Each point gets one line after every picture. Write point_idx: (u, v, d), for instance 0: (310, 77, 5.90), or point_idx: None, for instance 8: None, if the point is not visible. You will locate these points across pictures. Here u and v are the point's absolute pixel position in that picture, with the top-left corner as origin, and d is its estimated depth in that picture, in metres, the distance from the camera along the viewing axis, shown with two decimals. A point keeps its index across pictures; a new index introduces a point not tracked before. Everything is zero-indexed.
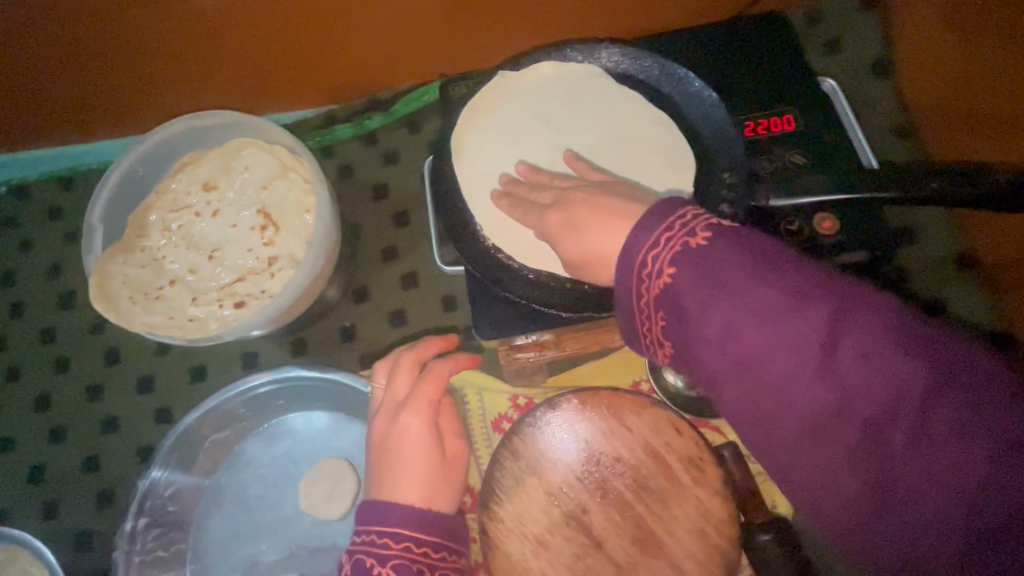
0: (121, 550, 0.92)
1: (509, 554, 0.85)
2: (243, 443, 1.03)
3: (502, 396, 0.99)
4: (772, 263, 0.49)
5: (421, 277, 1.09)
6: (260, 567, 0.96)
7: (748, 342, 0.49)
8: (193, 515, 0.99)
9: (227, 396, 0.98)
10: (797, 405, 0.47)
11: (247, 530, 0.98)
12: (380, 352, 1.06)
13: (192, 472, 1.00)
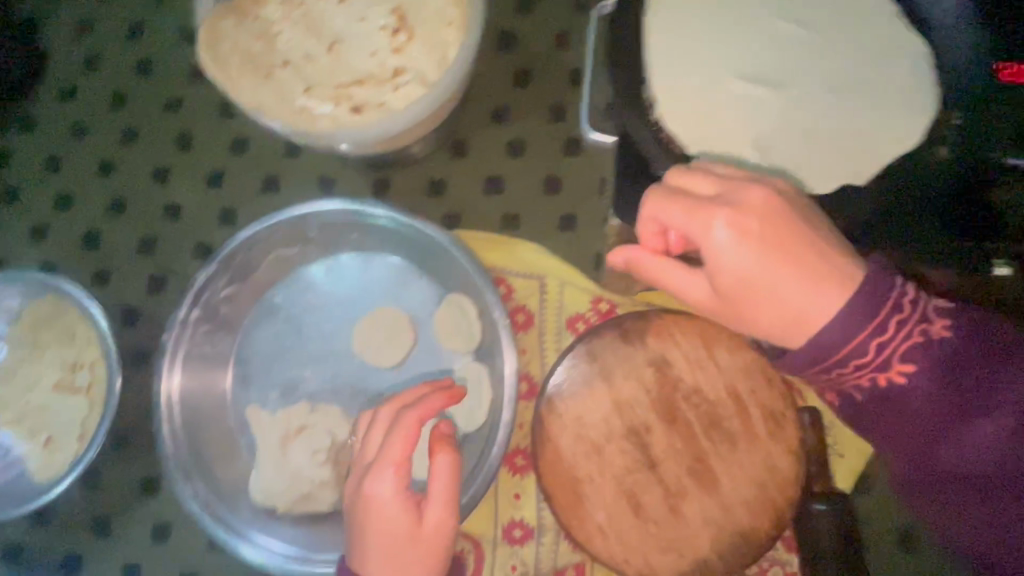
0: (171, 335, 0.89)
1: (560, 448, 0.83)
2: (306, 267, 0.97)
3: (584, 295, 0.92)
4: (972, 395, 0.57)
5: (528, 148, 0.99)
6: (299, 391, 0.93)
7: (940, 423, 0.59)
8: (242, 322, 0.96)
9: (304, 212, 0.91)
10: (984, 466, 0.58)
11: (295, 352, 0.95)
12: (466, 215, 0.98)
13: (250, 281, 0.95)
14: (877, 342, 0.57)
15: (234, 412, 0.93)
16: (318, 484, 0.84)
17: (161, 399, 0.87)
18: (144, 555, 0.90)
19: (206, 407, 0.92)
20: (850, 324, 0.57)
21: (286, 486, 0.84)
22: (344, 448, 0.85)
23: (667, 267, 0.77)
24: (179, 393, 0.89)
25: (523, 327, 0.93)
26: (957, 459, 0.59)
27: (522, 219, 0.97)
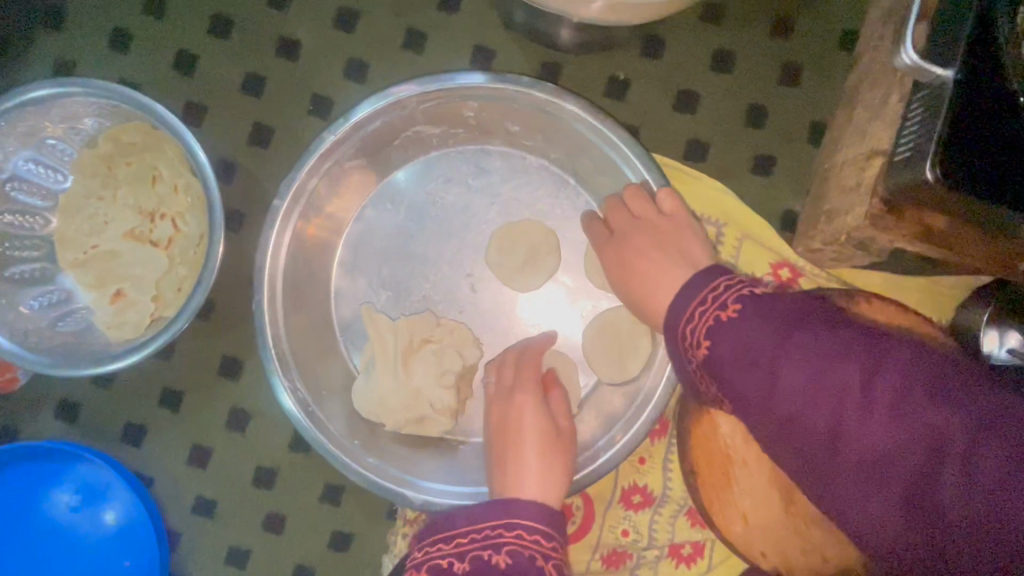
0: (285, 202, 0.73)
1: (717, 421, 0.73)
2: (444, 153, 0.81)
3: (765, 257, 0.80)
4: (801, 329, 0.51)
5: (737, 64, 0.81)
6: (415, 297, 0.81)
7: (793, 384, 0.49)
8: (360, 204, 0.81)
9: (470, 87, 0.72)
10: (857, 430, 0.47)
11: (418, 252, 0.81)
12: (644, 132, 0.81)
13: (378, 157, 0.79)
14: (716, 294, 0.56)
15: (337, 305, 0.81)
16: (439, 410, 0.73)
17: (264, 275, 0.73)
18: (217, 440, 0.80)
19: (308, 292, 0.79)
20: (829, 401, 0.48)
21: (401, 406, 0.72)
22: (470, 374, 0.75)
23: (919, 247, 0.64)
24: (283, 272, 0.75)
25: None
26: (852, 426, 0.48)
27: (709, 151, 0.81)
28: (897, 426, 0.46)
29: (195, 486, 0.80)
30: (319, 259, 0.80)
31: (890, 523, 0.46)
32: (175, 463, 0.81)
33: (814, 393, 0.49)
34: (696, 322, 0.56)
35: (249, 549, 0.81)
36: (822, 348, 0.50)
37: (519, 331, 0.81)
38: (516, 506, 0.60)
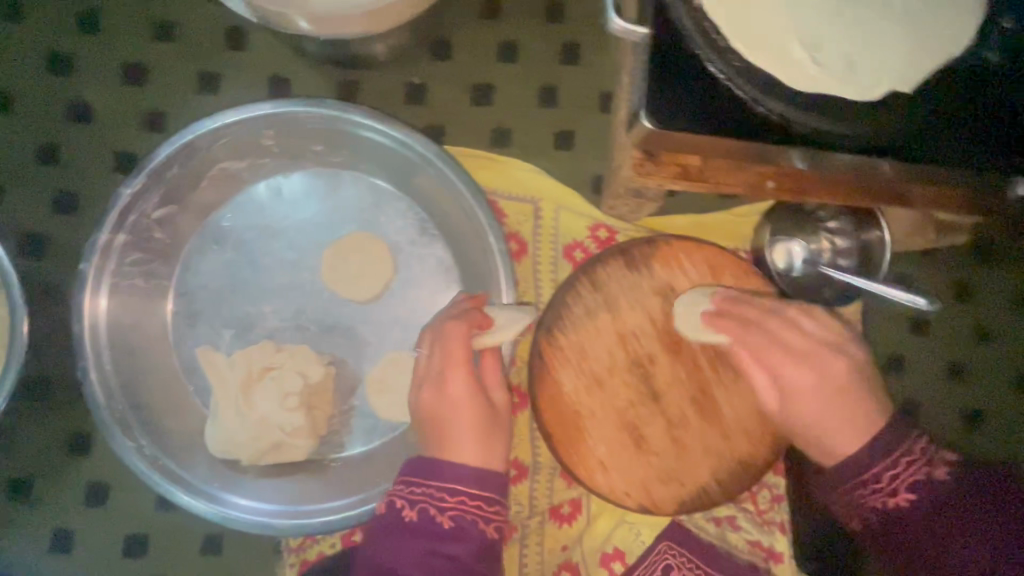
0: (91, 264, 0.72)
1: (561, 382, 0.78)
2: (258, 185, 0.82)
3: (582, 222, 0.85)
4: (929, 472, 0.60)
5: (521, 51, 0.86)
6: (257, 330, 0.81)
7: (956, 526, 0.59)
8: (184, 250, 0.81)
9: (255, 117, 0.74)
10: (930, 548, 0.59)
11: (251, 285, 0.81)
12: (450, 128, 0.86)
13: (189, 201, 0.79)
14: (895, 472, 0.61)
15: (180, 356, 0.80)
16: (290, 434, 0.73)
17: (85, 341, 0.72)
18: (78, 520, 0.78)
19: (144, 348, 0.78)
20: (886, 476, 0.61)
21: (250, 438, 0.73)
22: (317, 392, 0.76)
23: (687, 185, 0.70)
24: (106, 334, 0.74)
25: (515, 256, 0.85)
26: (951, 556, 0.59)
27: (513, 134, 0.86)
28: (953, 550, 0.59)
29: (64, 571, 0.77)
30: (150, 314, 0.79)
31: (877, 522, 0.61)
32: (39, 553, 0.77)
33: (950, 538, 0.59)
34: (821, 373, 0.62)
35: None
36: (896, 483, 0.61)
37: (369, 340, 0.83)
38: (448, 469, 0.63)
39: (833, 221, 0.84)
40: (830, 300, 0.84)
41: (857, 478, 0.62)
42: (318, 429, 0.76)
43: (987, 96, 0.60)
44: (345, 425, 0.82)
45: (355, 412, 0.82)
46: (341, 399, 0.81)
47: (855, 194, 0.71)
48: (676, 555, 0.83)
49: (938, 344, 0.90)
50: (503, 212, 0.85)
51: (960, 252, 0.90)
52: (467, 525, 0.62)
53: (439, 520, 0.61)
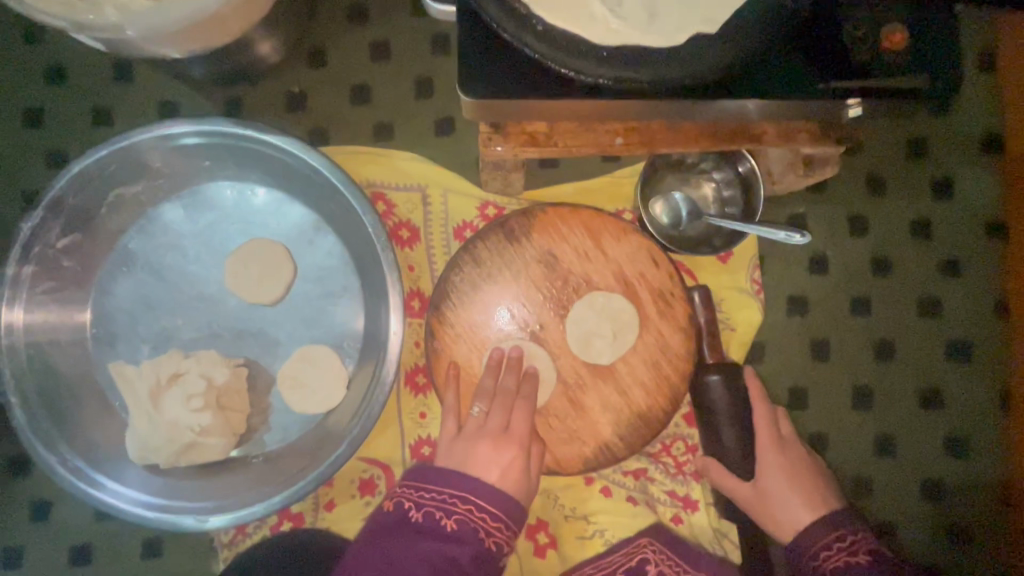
0: (4, 298, 0.79)
1: (455, 358, 0.81)
2: (160, 207, 0.88)
3: (469, 203, 0.88)
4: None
5: (393, 49, 0.90)
6: (172, 343, 0.86)
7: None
8: (96, 275, 0.86)
9: (141, 141, 0.80)
10: None
11: (161, 300, 0.86)
12: (333, 130, 0.90)
13: (94, 228, 0.85)
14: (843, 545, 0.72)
15: (103, 375, 0.86)
16: (200, 432, 0.78)
17: (5, 369, 0.78)
18: (25, 538, 0.83)
19: (67, 371, 0.84)
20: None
21: (164, 439, 0.78)
22: (225, 391, 0.81)
23: (536, 151, 0.73)
24: (25, 360, 0.80)
25: (408, 243, 0.88)
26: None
27: (394, 128, 0.90)
28: None
29: None
30: (69, 339, 0.84)
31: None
32: None
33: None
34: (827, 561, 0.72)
35: None
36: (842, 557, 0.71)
37: (278, 339, 0.87)
38: (455, 475, 0.70)
39: (718, 173, 0.87)
40: (719, 248, 0.84)
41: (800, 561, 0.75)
42: (231, 426, 0.81)
43: (798, 15, 0.62)
44: (264, 422, 0.86)
45: (273, 410, 0.86)
46: (257, 397, 0.86)
47: (707, 138, 0.74)
48: (654, 551, 0.80)
49: (840, 281, 0.90)
50: (392, 203, 0.88)
51: (851, 185, 0.91)
52: (471, 533, 0.66)
53: (451, 526, 0.66)
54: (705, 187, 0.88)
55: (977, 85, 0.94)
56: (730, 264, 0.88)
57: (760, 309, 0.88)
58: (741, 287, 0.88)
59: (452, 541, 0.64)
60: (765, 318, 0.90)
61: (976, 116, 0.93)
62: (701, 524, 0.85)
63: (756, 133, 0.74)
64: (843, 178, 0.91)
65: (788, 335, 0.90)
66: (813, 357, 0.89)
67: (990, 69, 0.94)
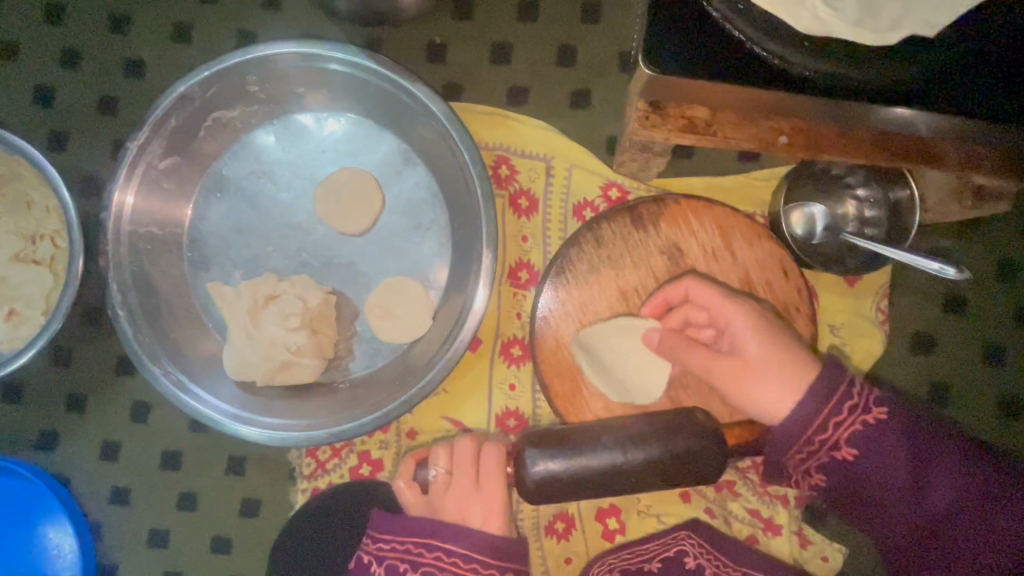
0: (110, 214, 0.80)
1: (560, 337, 0.79)
2: (252, 134, 0.88)
3: (594, 181, 0.85)
4: (936, 454, 0.62)
5: (541, 10, 0.87)
6: (264, 267, 0.87)
7: (883, 447, 0.62)
8: (192, 198, 0.87)
9: (239, 63, 0.79)
10: (915, 476, 0.62)
11: (253, 224, 0.87)
12: (465, 85, 0.88)
13: (193, 152, 0.86)
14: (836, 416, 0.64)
15: (198, 297, 0.88)
16: (295, 352, 0.80)
17: (113, 283, 0.80)
18: (122, 434, 0.87)
19: (166, 289, 0.86)
20: (901, 458, 0.62)
21: (260, 357, 0.80)
22: (318, 316, 0.82)
23: (693, 138, 0.68)
24: (130, 277, 0.82)
25: (526, 213, 0.86)
26: (884, 486, 0.63)
27: (528, 93, 0.87)
28: (890, 463, 0.62)
29: (109, 477, 0.87)
30: (169, 258, 0.87)
31: (937, 499, 0.61)
32: (90, 461, 0.87)
33: (888, 457, 0.62)
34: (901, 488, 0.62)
35: (167, 529, 0.87)
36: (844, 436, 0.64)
37: (371, 280, 0.87)
38: (426, 525, 0.70)
39: (863, 189, 0.81)
40: (853, 270, 0.79)
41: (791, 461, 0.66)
42: (322, 349, 0.82)
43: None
44: (349, 350, 0.87)
45: (359, 337, 0.87)
46: (344, 325, 0.87)
47: (883, 151, 0.68)
48: (693, 544, 0.77)
49: (975, 325, 0.84)
50: (515, 167, 0.86)
51: (1008, 226, 0.83)
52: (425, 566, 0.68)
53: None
54: (848, 203, 0.82)
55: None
56: (857, 288, 0.83)
57: (882, 340, 0.83)
58: (865, 313, 0.83)
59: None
60: (884, 350, 0.84)
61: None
62: (780, 549, 0.82)
63: (934, 153, 0.68)
64: (1000, 217, 0.83)
65: (906, 372, 0.84)
66: (930, 399, 0.84)
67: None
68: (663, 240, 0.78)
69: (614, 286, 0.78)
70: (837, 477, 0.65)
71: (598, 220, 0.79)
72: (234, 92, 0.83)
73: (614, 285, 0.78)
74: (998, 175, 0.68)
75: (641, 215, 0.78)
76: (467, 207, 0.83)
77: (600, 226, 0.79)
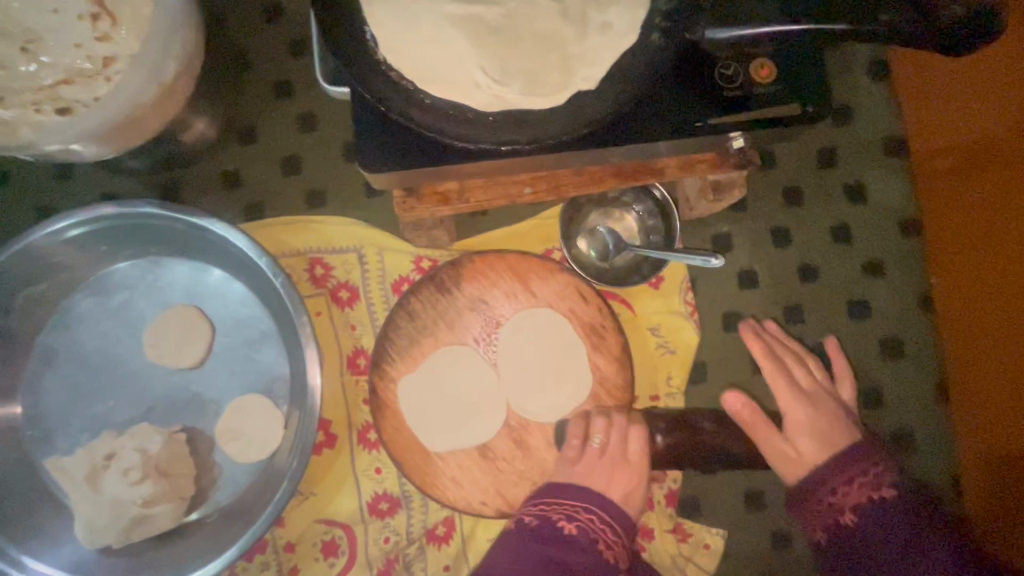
0: None
1: (400, 413, 0.81)
2: (70, 300, 0.90)
3: (404, 258, 0.91)
4: (908, 514, 0.73)
5: (319, 118, 0.95)
6: (107, 424, 0.87)
7: (893, 523, 0.72)
8: (19, 379, 0.88)
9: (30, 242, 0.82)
10: (897, 534, 0.72)
11: (90, 385, 0.88)
12: (267, 201, 0.94)
13: (8, 334, 0.86)
14: (847, 489, 0.75)
15: (45, 473, 0.86)
16: (146, 503, 0.79)
17: None
18: None
19: (8, 476, 0.84)
20: (896, 519, 0.73)
21: (110, 519, 0.79)
22: (163, 460, 0.82)
23: (452, 208, 0.76)
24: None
25: (349, 303, 0.91)
26: (887, 539, 0.72)
27: (325, 194, 0.94)
28: (893, 532, 0.73)
29: None
30: (6, 445, 0.85)
31: (913, 548, 0.72)
32: None
33: (894, 526, 0.73)
34: (867, 530, 0.73)
35: None
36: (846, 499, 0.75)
37: (218, 406, 0.89)
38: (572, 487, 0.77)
39: (638, 204, 0.90)
40: (648, 276, 0.87)
41: (806, 500, 0.77)
42: (176, 491, 0.82)
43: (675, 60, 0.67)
44: (213, 480, 0.87)
45: (219, 465, 0.88)
46: (201, 458, 0.88)
47: (617, 178, 0.77)
48: None
49: (773, 292, 0.93)
50: (329, 265, 0.91)
51: (769, 201, 0.94)
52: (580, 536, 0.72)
53: (573, 531, 0.72)
54: (628, 217, 0.90)
55: (877, 93, 0.96)
56: (663, 289, 0.91)
57: (696, 329, 0.90)
58: (676, 309, 0.90)
59: (564, 548, 0.70)
60: (702, 338, 0.92)
61: (881, 125, 0.95)
62: (661, 551, 0.86)
63: (657, 167, 0.77)
64: (757, 196, 0.94)
65: (728, 351, 0.92)
66: (753, 370, 0.91)
67: (883, 75, 0.96)
68: (467, 297, 0.84)
69: (436, 350, 0.83)
70: (832, 481, 0.76)
71: (406, 295, 0.84)
72: (36, 269, 0.85)
73: (435, 353, 0.83)
74: (721, 168, 0.77)
75: (448, 281, 0.84)
76: (285, 314, 0.86)
77: (412, 300, 0.84)
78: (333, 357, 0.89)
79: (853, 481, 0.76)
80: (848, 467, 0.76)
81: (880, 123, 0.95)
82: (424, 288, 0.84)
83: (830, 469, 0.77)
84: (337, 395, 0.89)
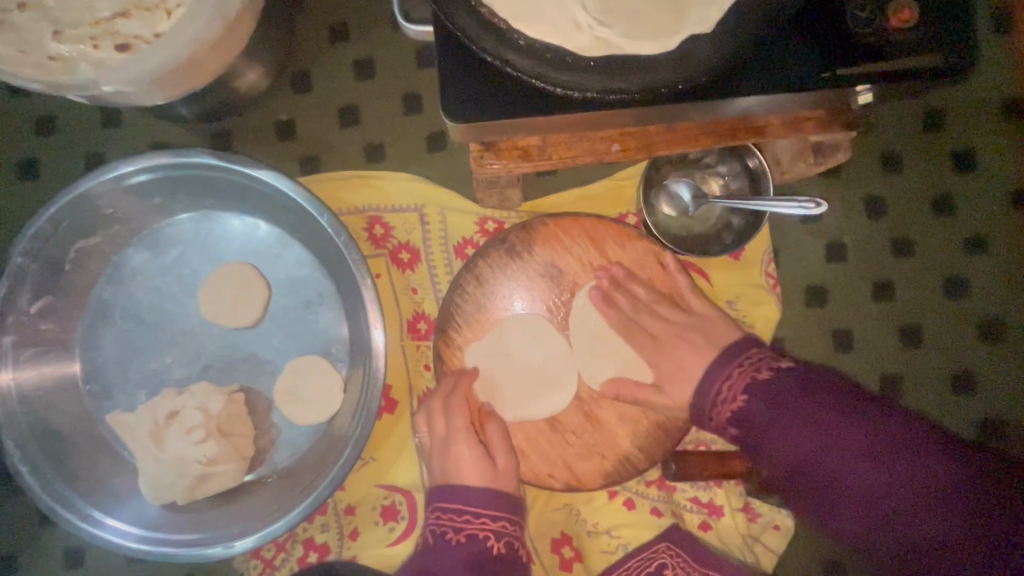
0: None
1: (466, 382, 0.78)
2: (123, 254, 0.87)
3: (467, 219, 0.86)
4: (827, 419, 0.58)
5: (378, 65, 0.89)
6: (163, 382, 0.86)
7: (795, 428, 0.59)
8: (76, 334, 0.86)
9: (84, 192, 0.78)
10: (849, 438, 0.56)
11: (146, 343, 0.86)
12: (323, 154, 0.88)
13: (62, 287, 0.84)
14: (730, 383, 0.66)
15: (106, 428, 0.86)
16: (209, 462, 0.78)
17: (7, 440, 0.77)
18: None
19: (69, 430, 0.84)
20: (801, 436, 0.59)
21: (174, 476, 0.78)
22: (224, 419, 0.81)
23: (531, 166, 0.70)
24: (28, 429, 0.79)
25: (410, 265, 0.86)
26: (854, 477, 0.55)
27: (384, 148, 0.89)
28: (824, 443, 0.57)
29: None
30: (67, 399, 0.85)
31: (809, 451, 0.58)
32: None
33: (806, 438, 0.58)
34: (755, 435, 0.62)
35: None
36: (733, 392, 0.66)
37: (275, 368, 0.87)
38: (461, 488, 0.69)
39: (723, 166, 0.83)
40: (731, 245, 0.80)
41: (709, 423, 0.68)
42: (238, 451, 0.81)
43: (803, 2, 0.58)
44: (272, 442, 0.86)
45: (278, 427, 0.86)
46: (260, 419, 0.86)
47: (713, 136, 0.70)
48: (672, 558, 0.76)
49: (863, 267, 0.86)
50: (389, 225, 0.86)
51: (865, 167, 0.86)
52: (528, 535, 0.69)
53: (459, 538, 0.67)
54: (712, 181, 0.83)
55: (996, 48, 0.86)
56: (744, 260, 0.84)
57: (778, 304, 0.84)
58: (757, 282, 0.84)
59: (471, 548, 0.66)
60: (783, 313, 0.86)
61: (996, 85, 0.86)
62: (729, 531, 0.83)
63: (758, 125, 0.70)
64: (853, 160, 0.86)
65: (810, 328, 0.86)
66: (836, 349, 0.85)
67: (1005, 28, 0.87)
68: (539, 263, 0.79)
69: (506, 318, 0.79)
70: (763, 408, 0.62)
71: (475, 256, 0.80)
72: (89, 220, 0.82)
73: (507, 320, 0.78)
74: (829, 129, 0.69)
75: (518, 246, 0.79)
76: (345, 276, 0.83)
77: (480, 264, 0.79)
78: (393, 321, 0.86)
79: (785, 413, 0.60)
80: (729, 359, 0.68)
81: (996, 81, 0.86)
82: (492, 252, 0.79)
83: (709, 380, 0.68)
84: (397, 360, 0.86)
